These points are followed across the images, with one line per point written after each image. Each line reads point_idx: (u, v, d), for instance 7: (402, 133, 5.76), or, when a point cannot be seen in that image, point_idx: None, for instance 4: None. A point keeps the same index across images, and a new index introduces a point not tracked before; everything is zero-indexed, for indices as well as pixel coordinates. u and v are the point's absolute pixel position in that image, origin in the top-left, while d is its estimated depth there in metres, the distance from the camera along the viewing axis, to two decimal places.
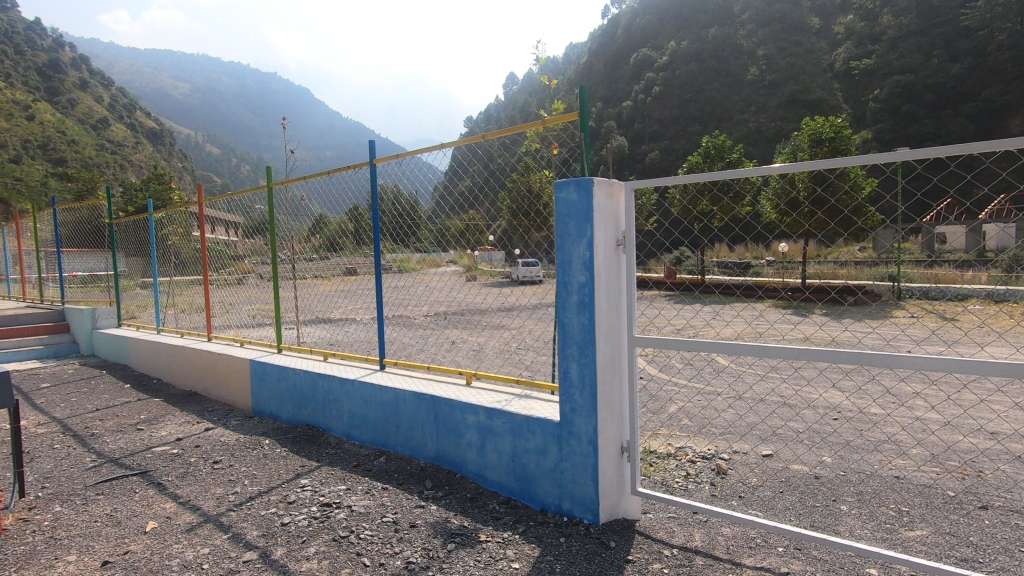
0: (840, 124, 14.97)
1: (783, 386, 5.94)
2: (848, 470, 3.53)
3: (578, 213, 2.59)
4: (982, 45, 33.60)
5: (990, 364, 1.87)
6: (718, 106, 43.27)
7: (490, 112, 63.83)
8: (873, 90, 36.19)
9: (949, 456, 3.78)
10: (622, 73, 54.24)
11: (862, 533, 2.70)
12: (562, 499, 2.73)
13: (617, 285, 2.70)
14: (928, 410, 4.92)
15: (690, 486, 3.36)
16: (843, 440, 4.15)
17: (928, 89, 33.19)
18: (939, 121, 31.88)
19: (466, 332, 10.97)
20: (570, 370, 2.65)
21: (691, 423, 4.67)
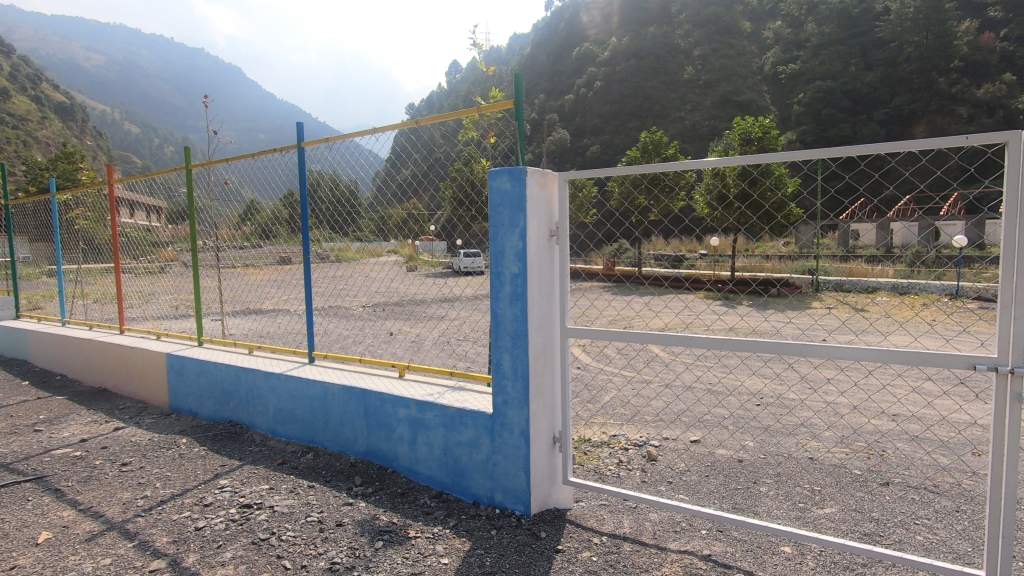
0: (768, 125, 15.74)
1: (710, 374, 6.21)
2: (767, 453, 3.73)
3: (510, 202, 2.55)
4: (892, 56, 36.22)
5: (890, 353, 2.00)
6: (656, 103, 44.54)
7: (431, 101, 62.97)
8: (797, 94, 38.34)
9: (857, 438, 4.06)
10: (565, 67, 54.85)
11: (779, 514, 2.85)
12: (493, 491, 2.71)
13: (549, 275, 2.69)
14: (839, 396, 5.27)
15: (622, 473, 3.43)
16: (763, 424, 4.38)
17: (846, 95, 35.47)
18: (854, 125, 34.12)
19: (404, 323, 10.79)
20: (502, 362, 2.62)
21: (624, 411, 4.80)
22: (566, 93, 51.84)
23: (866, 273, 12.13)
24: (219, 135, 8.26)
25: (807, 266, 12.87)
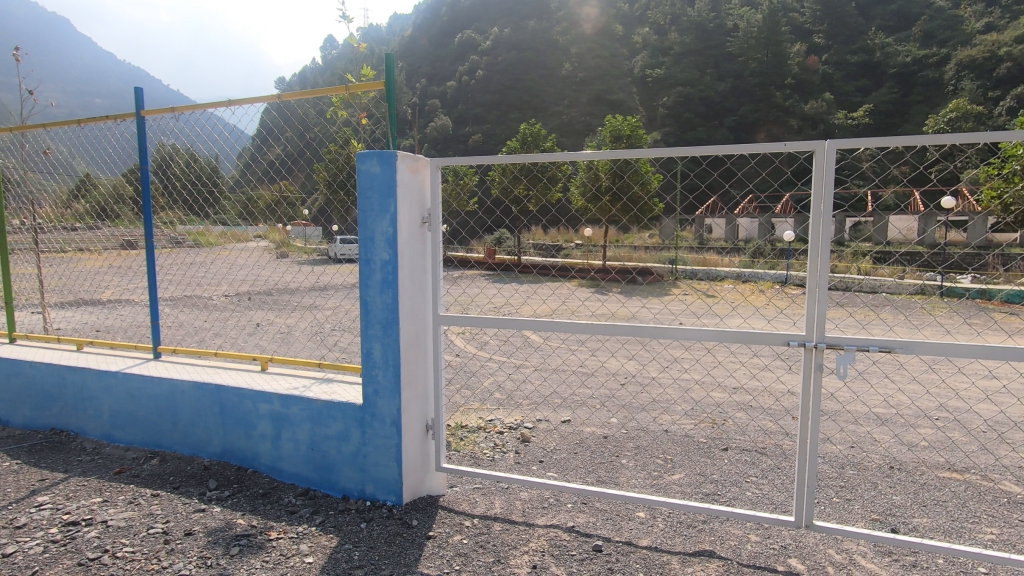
0: (636, 124, 16.85)
1: (583, 357, 6.55)
2: (629, 428, 4.04)
3: (379, 186, 2.48)
4: (740, 69, 40.53)
5: (723, 333, 2.26)
6: (536, 96, 45.66)
7: (304, 77, 58.87)
8: (662, 98, 41.54)
9: (706, 410, 4.54)
10: (447, 53, 54.13)
11: (636, 482, 3.12)
12: (364, 484, 2.64)
13: (421, 262, 2.66)
14: (692, 373, 5.85)
15: (496, 456, 3.52)
16: (628, 402, 4.73)
17: (702, 102, 39.05)
18: (709, 129, 37.72)
19: (272, 313, 10.05)
20: (372, 351, 2.55)
21: (501, 396, 4.90)
22: (448, 79, 51.30)
23: (718, 262, 13.53)
24: (36, 95, 7.01)
25: (669, 256, 14.04)
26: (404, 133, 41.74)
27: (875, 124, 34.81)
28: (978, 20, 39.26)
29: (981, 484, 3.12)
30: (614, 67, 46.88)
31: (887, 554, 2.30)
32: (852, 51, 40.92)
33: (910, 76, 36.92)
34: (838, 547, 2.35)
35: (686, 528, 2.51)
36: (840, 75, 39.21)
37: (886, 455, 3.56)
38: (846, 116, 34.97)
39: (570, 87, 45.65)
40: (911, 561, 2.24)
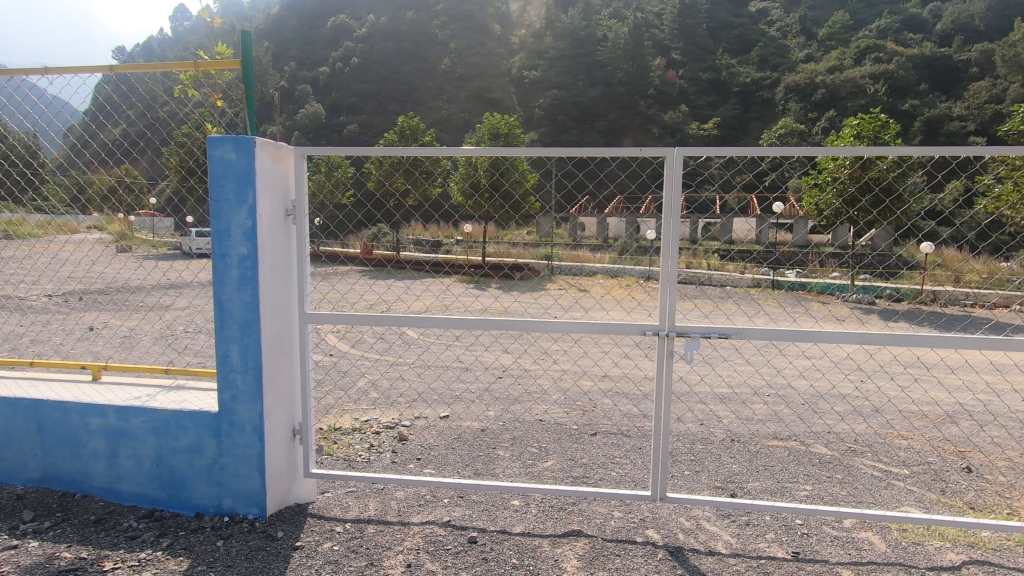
0: (513, 123, 17.22)
1: (462, 353, 6.59)
2: (507, 420, 4.14)
3: (236, 174, 2.28)
4: (609, 77, 43.17)
5: (588, 325, 2.41)
6: (414, 89, 44.82)
7: (149, 48, 52.26)
8: (538, 99, 42.93)
9: (579, 398, 4.81)
10: (319, 36, 51.17)
11: (512, 471, 3.22)
12: (221, 498, 2.43)
13: (285, 257, 2.50)
14: (567, 363, 6.14)
15: (372, 457, 3.42)
16: (506, 395, 4.85)
17: (575, 106, 40.99)
18: (581, 133, 39.71)
19: (110, 314, 8.81)
20: (229, 353, 2.35)
21: (378, 395, 4.77)
22: (320, 64, 48.53)
23: (589, 259, 14.31)
24: None
25: (545, 253, 14.57)
26: (270, 118, 38.74)
27: (722, 135, 38.96)
28: (801, 51, 45.59)
29: (799, 449, 3.65)
30: (493, 65, 47.53)
31: (726, 516, 2.60)
32: (703, 69, 45.43)
33: (749, 95, 41.87)
34: (688, 514, 2.61)
35: (557, 511, 2.63)
36: (694, 90, 43.35)
37: (728, 430, 4.02)
38: (699, 127, 38.76)
39: (449, 82, 45.48)
40: (744, 520, 2.56)
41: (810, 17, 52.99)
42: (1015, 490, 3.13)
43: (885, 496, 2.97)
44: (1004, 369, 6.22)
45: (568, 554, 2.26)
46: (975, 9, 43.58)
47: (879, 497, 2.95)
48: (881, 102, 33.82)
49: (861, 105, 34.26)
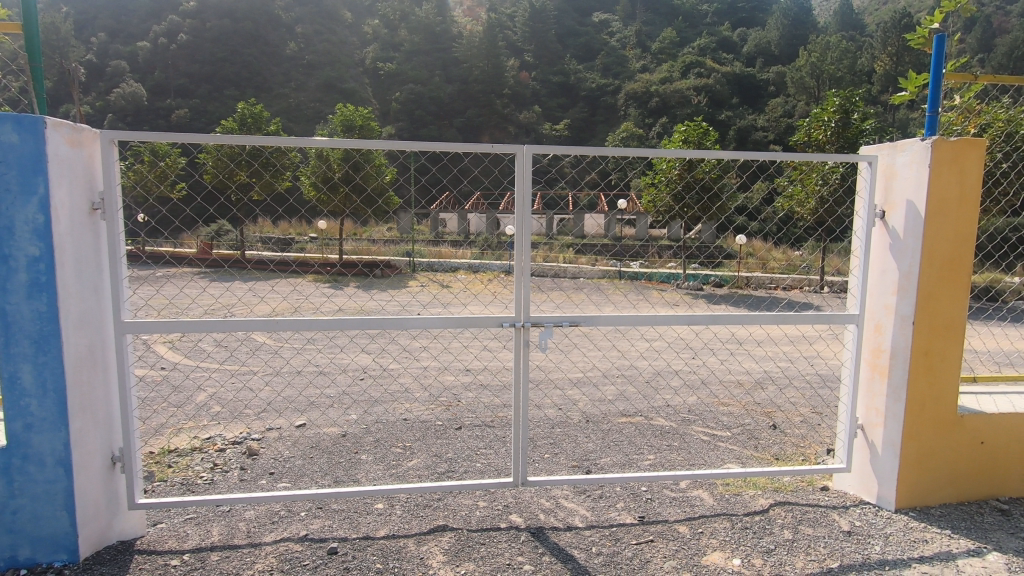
0: (368, 115, 16.58)
1: (318, 356, 6.21)
2: (369, 423, 3.99)
3: (21, 159, 1.90)
4: (465, 74, 43.52)
5: (448, 321, 2.41)
6: (256, 73, 41.11)
7: None
8: (394, 92, 41.88)
9: (443, 393, 4.80)
10: (134, 6, 44.57)
11: (375, 475, 3.12)
12: (16, 548, 2.04)
13: (94, 258, 2.15)
14: (430, 360, 6.10)
15: (216, 477, 3.09)
16: (368, 396, 4.69)
17: (432, 101, 40.69)
18: (439, 128, 39.54)
19: None
20: (20, 376, 1.96)
21: (223, 409, 4.32)
22: (139, 38, 42.45)
23: (451, 254, 14.36)
24: None
25: (406, 249, 14.32)
26: (74, 97, 32.91)
27: (572, 136, 41.32)
28: (638, 62, 49.98)
29: (643, 423, 4.03)
30: (344, 54, 45.35)
31: (583, 492, 2.77)
32: (553, 72, 47.75)
33: (595, 100, 44.92)
34: (548, 495, 2.74)
35: (423, 508, 2.60)
36: (546, 92, 45.43)
37: (583, 412, 4.30)
38: (552, 128, 40.72)
39: (297, 69, 42.51)
40: (597, 493, 2.76)
41: (645, 31, 58.22)
42: (807, 439, 3.78)
43: (714, 457, 3.40)
44: (798, 339, 7.45)
45: (433, 550, 2.26)
46: (771, 36, 51.20)
47: (707, 458, 3.37)
48: (703, 112, 38.35)
49: (688, 113, 38.55)
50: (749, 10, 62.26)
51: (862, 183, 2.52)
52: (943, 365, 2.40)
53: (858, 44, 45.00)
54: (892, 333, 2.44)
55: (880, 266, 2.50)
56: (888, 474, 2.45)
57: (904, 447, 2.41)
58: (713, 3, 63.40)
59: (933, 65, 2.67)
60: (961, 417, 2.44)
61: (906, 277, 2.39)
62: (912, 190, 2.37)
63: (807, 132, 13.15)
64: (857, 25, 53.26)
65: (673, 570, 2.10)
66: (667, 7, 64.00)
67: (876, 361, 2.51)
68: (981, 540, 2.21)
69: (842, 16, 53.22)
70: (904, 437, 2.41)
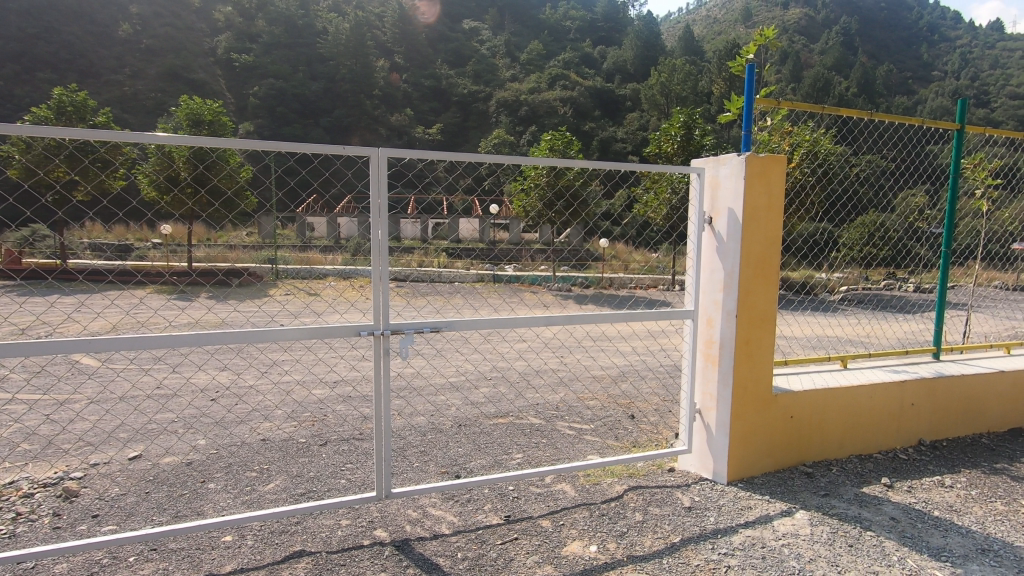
0: (218, 110, 15.12)
1: (157, 377, 5.51)
2: (219, 447, 3.62)
3: None
4: (331, 73, 41.60)
5: (303, 331, 2.26)
6: (79, 55, 35.65)
7: None
8: (252, 87, 38.79)
9: (306, 409, 4.49)
10: None
11: (225, 505, 2.82)
12: None
13: None
14: (293, 373, 5.71)
15: (19, 529, 2.60)
16: (217, 418, 4.25)
17: (295, 99, 38.33)
18: (304, 128, 37.36)
19: None
20: None
21: (32, 447, 3.66)
22: None
23: (319, 260, 13.65)
24: None
25: (269, 256, 13.34)
26: None
27: (445, 140, 41.31)
28: (507, 71, 51.43)
29: (514, 423, 4.12)
30: (191, 41, 41.09)
31: (450, 497, 2.76)
32: (425, 76, 47.42)
33: (467, 105, 45.37)
34: (415, 505, 2.69)
35: (277, 535, 2.42)
36: (417, 95, 44.95)
37: (455, 417, 4.28)
38: (424, 131, 40.34)
39: (133, 53, 37.67)
40: (465, 498, 2.76)
41: (513, 41, 60.12)
42: (659, 425, 4.14)
43: (577, 450, 3.58)
44: (652, 334, 8.12)
45: None
46: (627, 55, 55.48)
47: (571, 451, 3.54)
48: (569, 123, 40.46)
49: (555, 123, 40.44)
50: (607, 30, 66.98)
51: (692, 191, 2.79)
52: (759, 352, 2.75)
53: (699, 68, 50.41)
54: (720, 326, 2.74)
55: (709, 266, 2.80)
56: (721, 451, 2.75)
57: (732, 426, 2.72)
58: (576, 20, 67.27)
59: (745, 91, 3.10)
60: (775, 395, 2.81)
61: (729, 275, 2.70)
62: (732, 200, 2.68)
63: (658, 145, 14.38)
64: (697, 51, 59.66)
65: (535, 565, 2.16)
66: (533, 21, 66.71)
67: (709, 351, 2.81)
68: (791, 501, 2.56)
69: (684, 42, 59.33)
70: (732, 417, 2.72)
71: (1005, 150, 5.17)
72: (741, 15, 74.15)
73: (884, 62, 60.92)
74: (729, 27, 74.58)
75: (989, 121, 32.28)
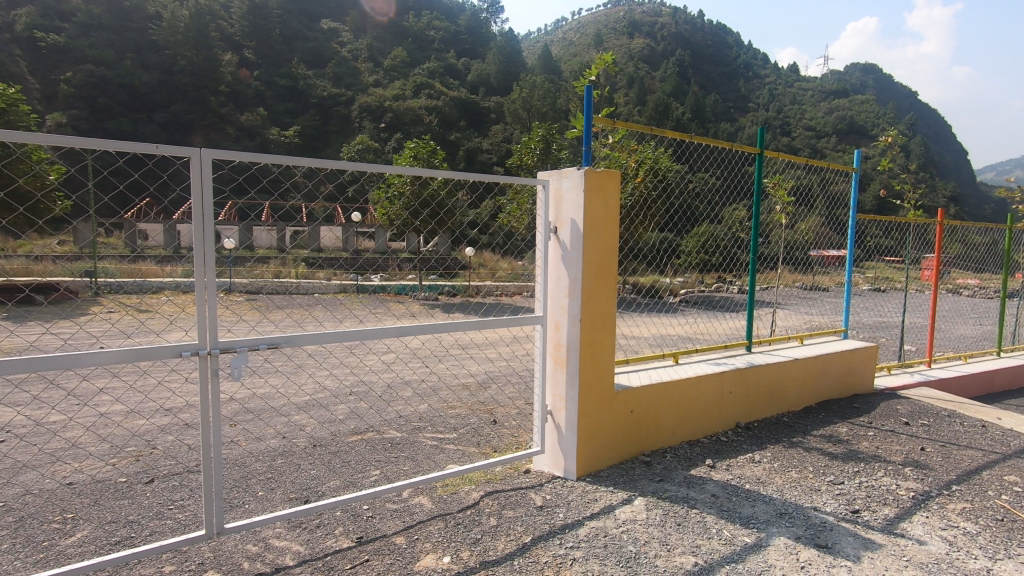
0: (14, 96, 12.72)
1: None
2: (9, 498, 3.01)
3: None
4: (167, 64, 37.27)
5: (111, 354, 1.95)
6: None
7: None
8: (64, 72, 33.38)
9: (130, 442, 3.92)
10: None
11: (10, 567, 2.33)
12: None
13: None
14: (114, 403, 4.96)
15: None
16: (9, 464, 3.54)
17: (122, 89, 33.71)
18: (134, 123, 32.95)
19: None
20: None
21: None
22: None
23: (153, 273, 12.11)
24: None
25: (88, 268, 11.53)
26: None
27: (304, 144, 39.02)
28: (370, 76, 50.09)
29: (374, 438, 3.98)
30: None
31: (297, 525, 2.57)
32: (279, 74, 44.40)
33: (327, 108, 43.34)
34: (256, 538, 2.47)
35: None
36: (271, 95, 41.96)
37: (310, 437, 4.01)
38: (279, 133, 37.70)
39: None
40: (314, 524, 2.59)
41: (376, 46, 58.84)
42: (520, 429, 4.25)
43: (437, 461, 3.54)
44: (516, 340, 8.38)
45: None
46: (490, 69, 57.02)
47: (432, 463, 3.50)
48: (435, 132, 40.49)
49: (421, 131, 40.16)
50: (470, 43, 68.31)
51: (539, 202, 2.92)
52: (602, 353, 2.94)
53: (558, 85, 53.30)
54: (567, 330, 2.90)
55: (556, 274, 2.94)
56: (571, 449, 2.89)
57: (580, 424, 2.88)
58: (440, 30, 67.52)
59: (585, 111, 3.33)
60: (616, 392, 3.03)
61: (574, 282, 2.86)
62: (573, 211, 2.85)
63: (521, 158, 14.92)
64: (555, 70, 63.18)
65: None
66: (396, 26, 65.72)
67: (558, 354, 2.95)
68: (631, 489, 2.78)
69: (543, 60, 62.50)
70: (579, 415, 2.88)
71: (802, 173, 6.13)
72: (593, 39, 79.74)
73: (712, 92, 69.43)
74: (584, 50, 79.94)
75: (790, 147, 38.25)
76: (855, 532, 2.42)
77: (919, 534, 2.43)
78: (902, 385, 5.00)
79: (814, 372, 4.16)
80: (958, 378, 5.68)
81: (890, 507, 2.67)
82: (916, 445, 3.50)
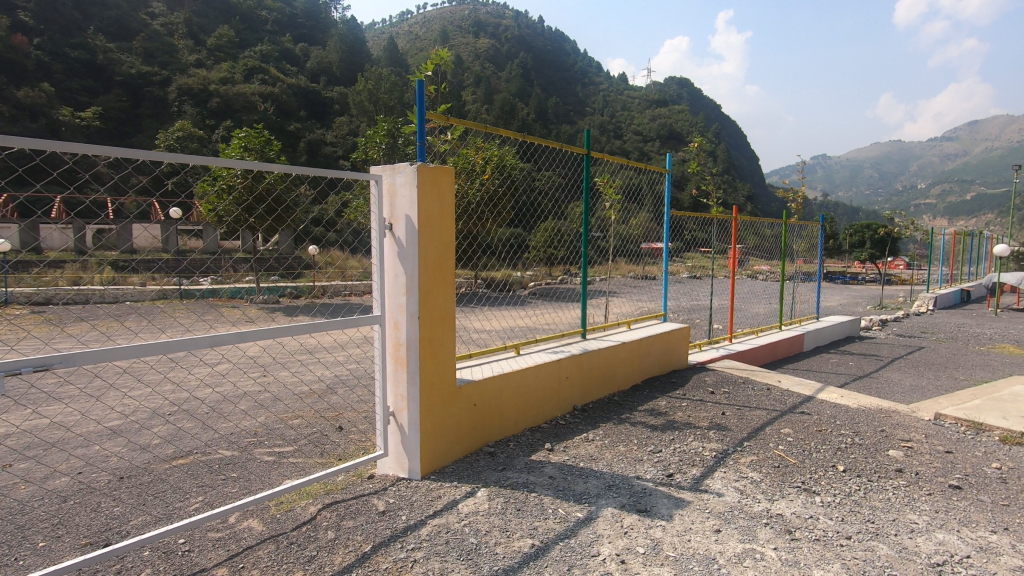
0: None
1: None
2: None
3: None
4: None
5: None
6: None
7: None
8: None
9: None
10: None
11: None
12: None
13: None
14: None
15: None
16: None
17: None
18: None
19: None
20: None
21: None
22: None
23: None
24: None
25: None
26: None
27: (107, 128, 33.50)
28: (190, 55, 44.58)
29: (196, 461, 3.55)
30: None
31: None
32: (69, 44, 37.48)
33: (136, 88, 37.65)
34: None
35: None
36: (59, 68, 35.27)
37: (115, 469, 3.46)
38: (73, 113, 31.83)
39: None
40: (115, 569, 2.22)
41: (195, 22, 52.49)
42: (366, 433, 4.09)
43: (271, 477, 3.27)
44: (364, 342, 8.10)
45: None
46: (331, 57, 54.13)
47: (265, 480, 3.22)
48: (271, 122, 37.43)
49: (254, 120, 36.84)
50: (308, 29, 64.28)
51: (371, 197, 2.80)
52: (441, 348, 2.93)
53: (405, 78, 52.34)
54: (406, 329, 2.83)
55: (392, 272, 2.85)
56: (414, 447, 2.85)
57: (422, 422, 2.84)
58: (272, 11, 62.28)
59: (418, 107, 3.26)
60: (458, 387, 3.05)
61: (410, 280, 2.80)
62: (407, 206, 2.79)
63: (365, 152, 14.34)
64: (400, 63, 62.08)
65: None
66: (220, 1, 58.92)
67: (397, 353, 2.86)
68: (474, 481, 2.82)
69: (389, 53, 61.03)
70: (421, 413, 2.84)
71: (632, 173, 6.70)
72: (439, 35, 79.50)
73: (552, 95, 73.66)
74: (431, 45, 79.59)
75: (621, 149, 42.11)
76: (668, 493, 2.72)
77: (718, 487, 2.81)
78: (710, 359, 5.76)
79: (637, 354, 4.59)
80: (751, 350, 6.70)
81: (697, 467, 3.04)
82: (719, 410, 4.05)
